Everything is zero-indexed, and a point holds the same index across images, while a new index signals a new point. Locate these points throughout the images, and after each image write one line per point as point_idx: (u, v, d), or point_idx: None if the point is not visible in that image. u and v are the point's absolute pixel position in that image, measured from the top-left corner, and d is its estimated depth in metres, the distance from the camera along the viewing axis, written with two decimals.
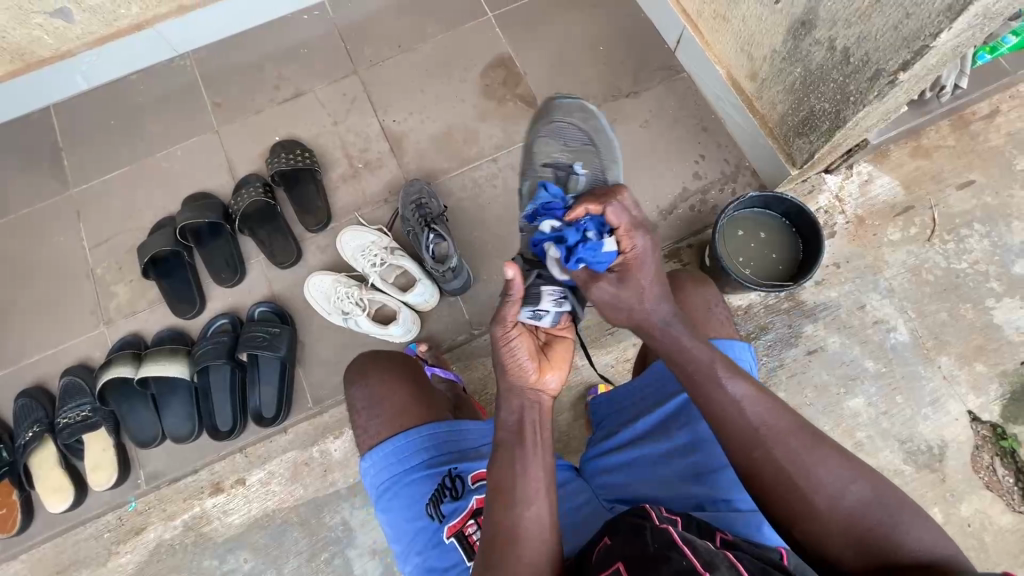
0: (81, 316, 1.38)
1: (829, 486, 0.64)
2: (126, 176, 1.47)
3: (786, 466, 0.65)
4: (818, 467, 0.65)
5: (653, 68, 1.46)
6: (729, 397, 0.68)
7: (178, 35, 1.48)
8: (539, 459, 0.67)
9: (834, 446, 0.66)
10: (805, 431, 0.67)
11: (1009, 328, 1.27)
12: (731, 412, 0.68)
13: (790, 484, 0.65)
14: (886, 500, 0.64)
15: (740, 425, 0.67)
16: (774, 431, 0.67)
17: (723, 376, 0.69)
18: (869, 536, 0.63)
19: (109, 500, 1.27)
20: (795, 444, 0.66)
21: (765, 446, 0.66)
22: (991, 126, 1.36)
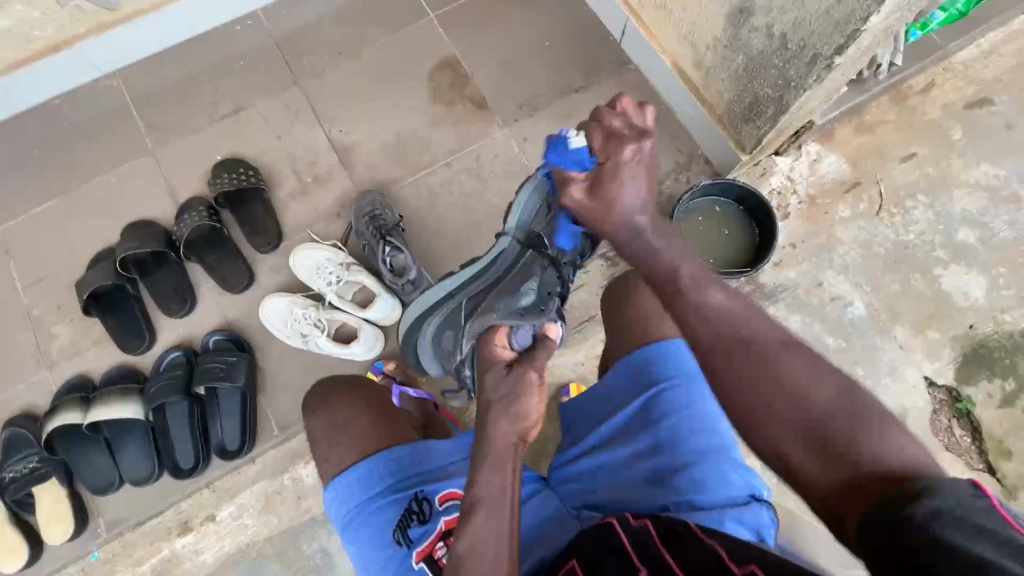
0: (21, 361, 1.30)
1: (794, 381, 0.62)
2: (56, 208, 1.38)
3: (754, 387, 0.64)
4: (789, 373, 0.63)
5: (601, 61, 1.45)
6: (698, 301, 0.69)
7: (101, 54, 1.39)
8: (503, 514, 0.66)
9: (803, 351, 0.65)
10: (785, 345, 0.65)
11: (957, 294, 1.31)
12: (695, 312, 0.69)
13: (750, 400, 0.64)
14: (852, 404, 0.60)
15: (706, 331, 0.68)
16: (750, 339, 0.66)
17: (703, 283, 0.70)
18: (841, 450, 0.58)
19: (70, 552, 1.21)
20: (761, 348, 0.65)
21: (719, 354, 0.67)
22: (928, 100, 1.40)
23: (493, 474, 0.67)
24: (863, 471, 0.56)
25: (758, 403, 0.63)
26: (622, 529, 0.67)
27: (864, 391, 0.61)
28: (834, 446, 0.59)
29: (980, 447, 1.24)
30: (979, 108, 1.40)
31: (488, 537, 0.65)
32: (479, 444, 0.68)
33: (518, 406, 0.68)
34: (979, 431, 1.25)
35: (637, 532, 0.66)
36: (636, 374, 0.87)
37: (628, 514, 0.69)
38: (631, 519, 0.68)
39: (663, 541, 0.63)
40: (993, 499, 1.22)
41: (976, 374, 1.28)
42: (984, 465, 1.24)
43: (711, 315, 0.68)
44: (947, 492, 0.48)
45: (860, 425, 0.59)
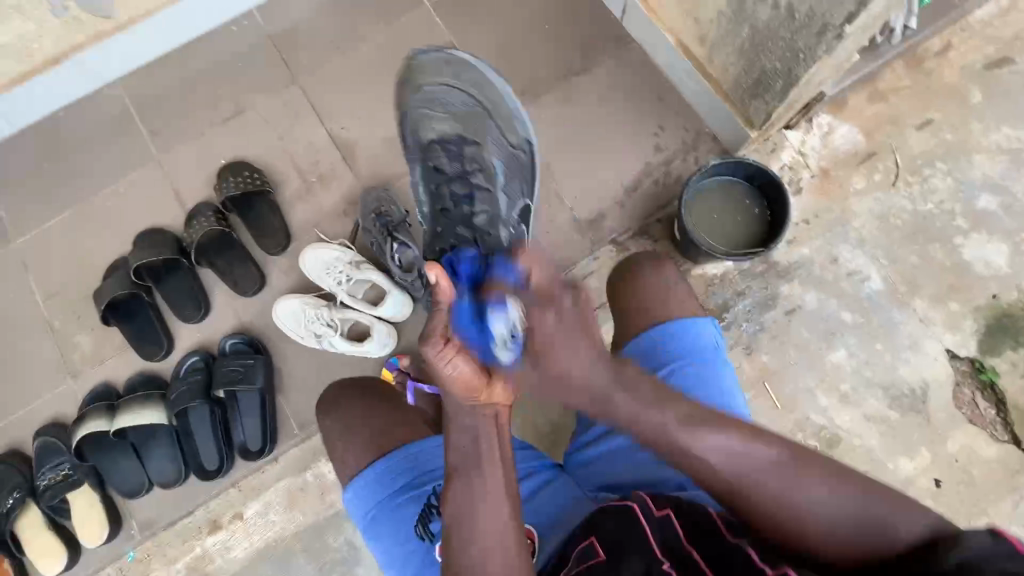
0: (46, 372, 1.33)
1: (810, 499, 0.62)
2: (68, 221, 1.40)
3: (766, 496, 0.63)
4: (813, 495, 0.62)
5: (602, 41, 1.42)
6: (703, 455, 0.65)
7: (99, 64, 1.40)
8: (495, 490, 0.67)
9: (819, 463, 0.64)
10: (786, 460, 0.64)
11: (978, 263, 1.28)
12: (707, 473, 0.65)
13: (787, 518, 0.62)
14: (872, 504, 0.61)
15: (718, 477, 0.65)
16: (759, 476, 0.64)
17: (701, 429, 0.66)
18: (868, 547, 0.60)
19: (107, 553, 1.25)
20: (773, 484, 0.63)
21: (744, 489, 0.64)
22: (945, 62, 1.35)
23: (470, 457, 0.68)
24: (848, 554, 0.61)
25: (782, 512, 0.62)
26: (647, 519, 0.66)
27: (878, 485, 0.63)
28: (869, 550, 0.60)
29: (1005, 419, 1.22)
30: (999, 69, 1.34)
31: (474, 513, 0.65)
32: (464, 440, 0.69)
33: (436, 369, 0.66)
34: (1004, 402, 1.23)
35: (662, 524, 0.65)
36: (648, 352, 0.89)
37: (652, 502, 0.68)
38: (654, 508, 0.67)
39: (689, 540, 0.63)
40: (1019, 470, 1.20)
41: (999, 344, 1.25)
42: (1009, 437, 1.21)
43: (722, 464, 0.65)
44: (975, 546, 0.51)
45: (880, 522, 0.60)
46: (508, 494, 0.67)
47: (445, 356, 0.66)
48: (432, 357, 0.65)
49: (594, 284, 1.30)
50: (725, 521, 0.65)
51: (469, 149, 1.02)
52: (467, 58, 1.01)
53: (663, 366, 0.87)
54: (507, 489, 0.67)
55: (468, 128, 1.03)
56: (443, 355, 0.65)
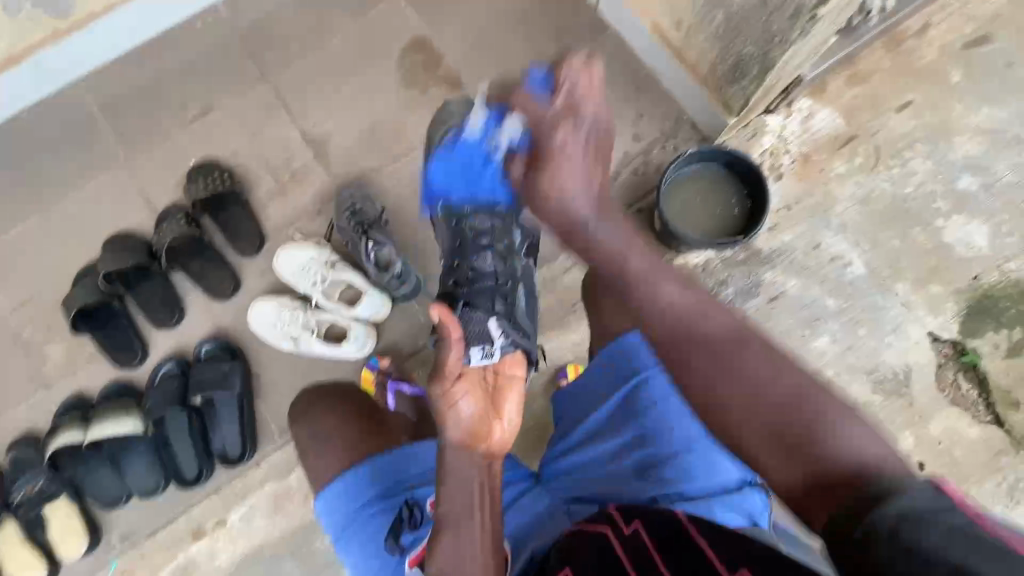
0: (18, 384, 1.30)
1: (757, 375, 0.66)
2: (34, 228, 1.36)
3: (714, 350, 0.70)
4: (751, 365, 0.67)
5: (578, 28, 1.39)
6: (652, 292, 0.76)
7: (60, 64, 1.35)
8: (478, 542, 0.67)
9: (775, 353, 0.68)
10: (741, 330, 0.71)
11: (959, 245, 1.27)
12: (648, 302, 0.77)
13: (738, 397, 0.67)
14: (819, 399, 0.64)
15: (664, 316, 0.75)
16: (715, 338, 0.71)
17: (657, 278, 0.77)
18: (797, 438, 0.63)
19: (89, 565, 1.23)
20: (723, 347, 0.70)
21: (691, 357, 0.72)
22: (924, 42, 1.33)
23: (457, 499, 0.67)
24: (787, 439, 0.63)
25: (702, 390, 0.69)
26: (618, 539, 0.64)
27: (833, 399, 0.64)
28: (790, 437, 0.63)
29: (988, 400, 1.22)
30: (978, 47, 1.33)
31: (461, 563, 0.66)
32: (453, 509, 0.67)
33: (442, 407, 0.67)
34: (986, 383, 1.23)
35: (631, 538, 0.64)
36: (618, 361, 0.83)
37: (621, 519, 0.66)
38: (624, 525, 0.65)
39: (657, 549, 0.61)
40: (1002, 450, 1.20)
41: (981, 325, 1.25)
42: (992, 418, 1.22)
43: (671, 309, 0.75)
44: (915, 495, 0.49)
45: (820, 421, 0.63)
46: (491, 537, 0.68)
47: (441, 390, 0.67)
48: (437, 384, 0.67)
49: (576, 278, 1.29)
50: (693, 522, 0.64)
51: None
52: (488, 91, 1.06)
53: (642, 371, 0.81)
54: (488, 538, 0.67)
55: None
56: (444, 387, 0.67)
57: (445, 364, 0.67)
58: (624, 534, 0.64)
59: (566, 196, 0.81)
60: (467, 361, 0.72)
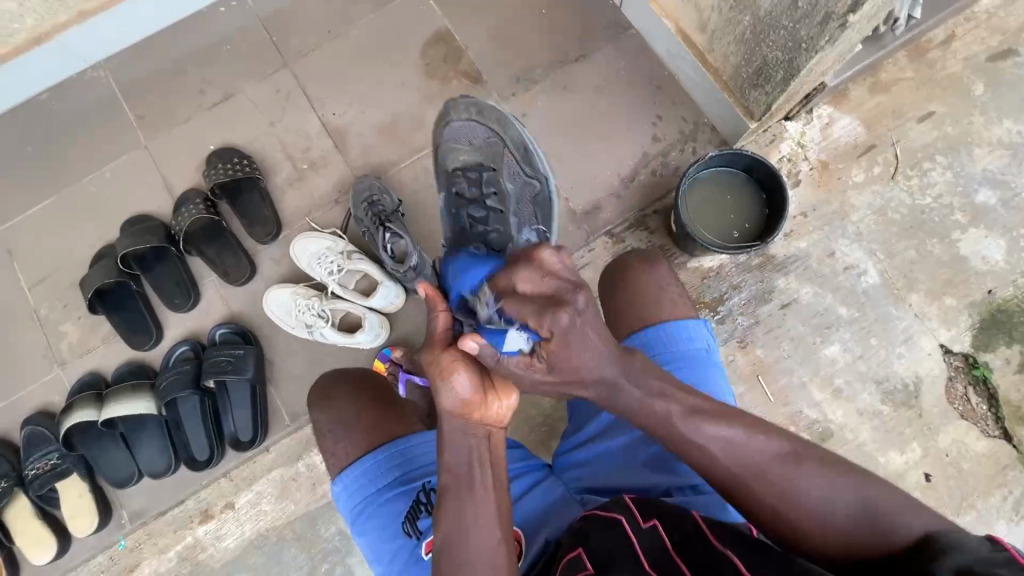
0: (34, 361, 1.32)
1: (816, 501, 0.63)
2: (53, 207, 1.37)
3: (770, 497, 0.64)
4: (807, 484, 0.63)
5: (600, 28, 1.39)
6: (699, 448, 0.66)
7: (84, 45, 1.36)
8: (482, 510, 0.66)
9: (812, 457, 0.65)
10: (786, 454, 0.65)
11: (975, 258, 1.27)
12: (705, 460, 0.66)
13: (803, 525, 0.63)
14: (873, 496, 0.62)
15: (718, 466, 0.66)
16: (769, 474, 0.64)
17: (693, 418, 0.66)
18: (873, 555, 0.60)
19: (96, 543, 1.25)
20: (772, 471, 0.64)
21: (746, 485, 0.65)
22: (948, 53, 1.32)
23: (460, 475, 0.67)
24: (847, 545, 0.62)
25: (776, 517, 0.64)
26: (634, 531, 0.65)
27: (879, 487, 0.63)
28: (865, 555, 0.60)
29: (997, 414, 1.22)
30: (1002, 60, 1.32)
31: (466, 531, 0.66)
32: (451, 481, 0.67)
33: (438, 378, 0.65)
34: (996, 398, 1.23)
35: (649, 536, 0.64)
36: None
37: (638, 512, 0.67)
38: (641, 518, 0.66)
39: (676, 548, 0.63)
40: (1009, 465, 1.20)
41: (993, 340, 1.24)
42: (1000, 432, 1.22)
43: (726, 462, 0.65)
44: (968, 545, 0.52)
45: (883, 523, 0.61)
46: (497, 507, 0.67)
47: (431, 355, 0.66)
48: (430, 349, 0.66)
49: (589, 276, 1.30)
50: (710, 525, 0.64)
51: (487, 174, 1.06)
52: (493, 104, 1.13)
53: None
54: (496, 506, 0.67)
55: (488, 158, 1.09)
56: (439, 355, 0.65)
57: (437, 334, 0.67)
58: (641, 528, 0.65)
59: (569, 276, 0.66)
60: (462, 329, 0.68)
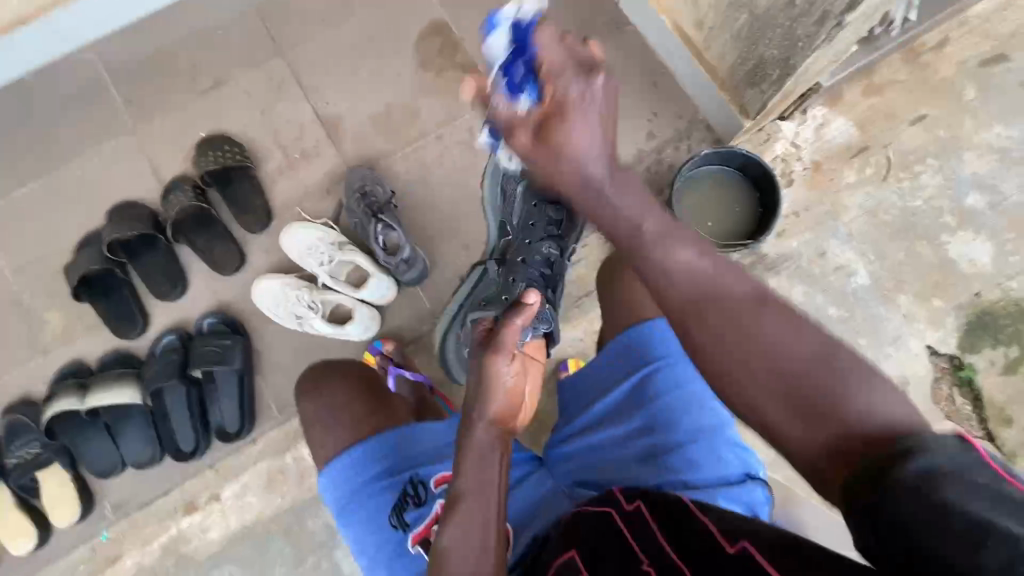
0: (15, 348, 1.29)
1: (770, 340, 0.57)
2: (37, 192, 1.34)
3: (727, 337, 0.59)
4: (767, 330, 0.58)
5: (597, 23, 1.38)
6: (664, 254, 0.62)
7: (70, 28, 1.32)
8: (488, 505, 0.65)
9: (781, 306, 0.60)
10: (761, 300, 0.60)
11: (963, 261, 1.28)
12: (660, 277, 0.62)
13: (765, 374, 0.57)
14: (836, 359, 0.56)
15: (673, 292, 0.62)
16: (732, 307, 0.60)
17: (661, 236, 0.63)
18: (815, 397, 0.55)
19: (78, 534, 1.23)
20: (730, 314, 0.60)
21: (702, 343, 0.61)
22: (941, 57, 1.33)
23: (470, 476, 0.65)
24: (800, 400, 0.55)
25: (736, 362, 0.58)
26: (619, 515, 0.66)
27: (841, 348, 0.57)
28: (807, 392, 0.55)
29: (981, 415, 1.24)
30: (994, 66, 1.33)
31: (469, 538, 0.64)
32: (465, 488, 0.65)
33: (489, 371, 0.66)
34: (980, 399, 1.25)
35: (630, 513, 0.65)
36: (635, 349, 0.85)
37: (623, 498, 0.68)
38: (626, 503, 0.67)
39: (656, 521, 0.63)
40: None
41: (979, 342, 1.26)
42: (984, 433, 1.23)
43: (679, 280, 0.62)
44: (940, 453, 0.46)
45: (842, 384, 0.54)
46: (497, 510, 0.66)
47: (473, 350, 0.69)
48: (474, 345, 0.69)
49: (582, 272, 1.30)
50: (692, 500, 0.64)
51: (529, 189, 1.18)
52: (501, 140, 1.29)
53: (652, 364, 0.83)
54: (497, 508, 0.65)
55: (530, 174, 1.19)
56: (489, 350, 0.67)
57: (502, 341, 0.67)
58: (626, 514, 0.66)
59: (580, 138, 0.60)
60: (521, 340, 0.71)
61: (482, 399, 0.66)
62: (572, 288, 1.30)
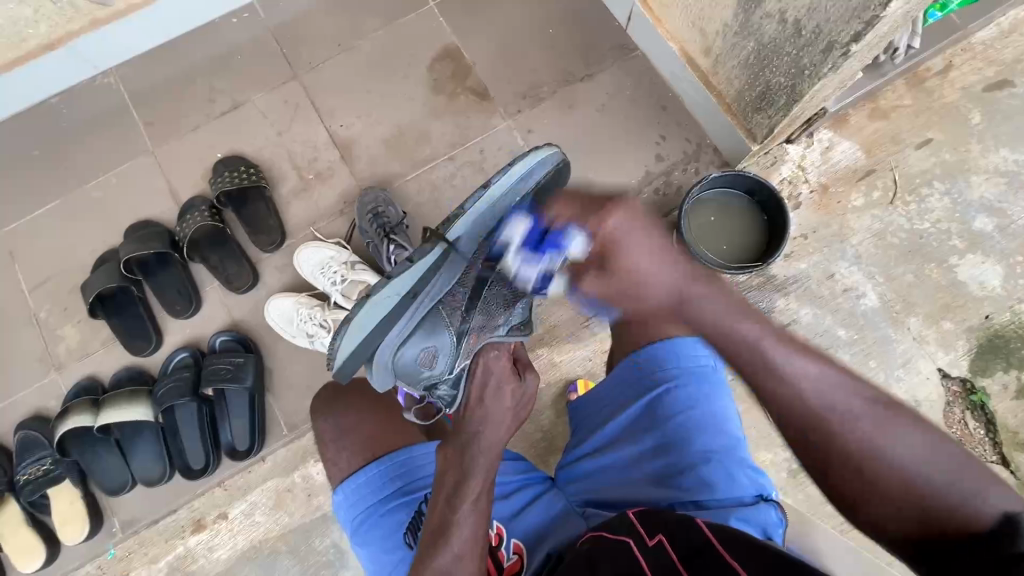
0: (30, 364, 1.31)
1: (900, 455, 0.55)
2: (56, 210, 1.37)
3: (851, 444, 0.56)
4: (900, 446, 0.55)
5: (605, 48, 1.42)
6: (787, 370, 0.59)
7: (96, 51, 1.37)
8: (477, 517, 0.69)
9: (908, 416, 0.57)
10: (884, 406, 0.57)
11: (972, 283, 1.29)
12: (791, 399, 0.59)
13: (859, 480, 0.56)
14: (966, 475, 0.53)
15: (797, 405, 0.58)
16: (848, 412, 0.57)
17: (778, 350, 0.60)
18: (945, 513, 0.52)
19: (86, 552, 1.23)
20: (864, 425, 0.57)
21: (824, 428, 0.57)
22: (946, 82, 1.35)
23: (469, 503, 0.69)
24: (913, 508, 0.54)
25: (854, 469, 0.56)
26: (640, 550, 0.64)
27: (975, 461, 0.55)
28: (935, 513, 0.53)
29: (995, 439, 1.23)
30: (998, 91, 1.35)
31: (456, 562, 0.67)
32: (453, 492, 0.70)
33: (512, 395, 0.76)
34: (993, 422, 1.24)
35: (656, 552, 0.63)
36: (646, 370, 0.85)
37: (643, 531, 0.66)
38: (647, 537, 0.65)
39: (684, 564, 0.61)
40: None
41: (991, 364, 1.25)
42: (998, 457, 1.22)
43: (804, 388, 0.58)
44: None
45: (970, 490, 0.53)
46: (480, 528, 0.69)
47: (480, 387, 0.76)
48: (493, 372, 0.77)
49: None
50: (720, 538, 0.62)
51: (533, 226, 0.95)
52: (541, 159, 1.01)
53: (662, 385, 0.83)
54: (479, 526, 0.69)
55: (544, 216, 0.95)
56: (508, 383, 0.76)
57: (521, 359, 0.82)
58: (648, 545, 0.64)
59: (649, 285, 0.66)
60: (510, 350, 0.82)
61: (509, 422, 0.75)
62: None
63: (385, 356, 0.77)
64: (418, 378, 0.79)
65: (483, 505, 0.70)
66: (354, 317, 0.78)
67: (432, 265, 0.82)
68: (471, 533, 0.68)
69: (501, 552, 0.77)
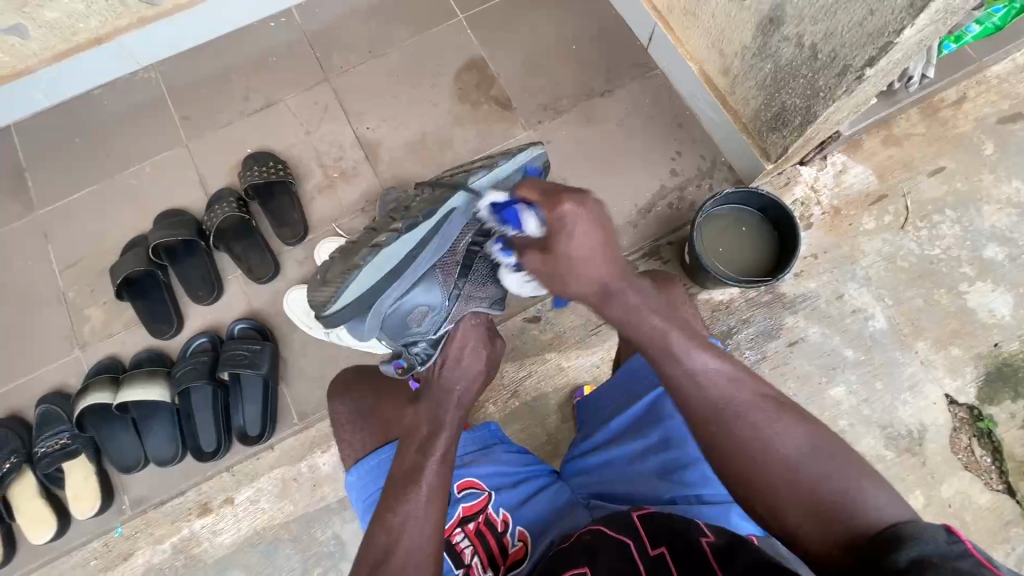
0: (55, 341, 1.35)
1: (791, 451, 0.64)
2: (91, 195, 1.43)
3: (744, 439, 0.65)
4: (779, 439, 0.64)
5: (626, 66, 1.46)
6: (690, 370, 0.69)
7: (140, 47, 1.44)
8: (441, 471, 0.75)
9: (789, 411, 0.67)
10: (770, 403, 0.67)
11: (982, 311, 1.29)
12: (691, 386, 0.69)
13: (750, 470, 0.65)
14: (837, 465, 0.62)
15: (699, 397, 0.68)
16: (744, 407, 0.66)
17: (691, 349, 0.70)
18: (824, 503, 0.61)
19: (93, 528, 1.25)
20: (755, 417, 0.66)
21: (722, 424, 0.67)
22: (959, 113, 1.38)
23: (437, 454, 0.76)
24: (802, 500, 0.62)
25: (752, 467, 0.64)
26: (640, 556, 0.66)
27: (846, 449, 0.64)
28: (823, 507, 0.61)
29: (1002, 468, 1.22)
30: (1012, 124, 1.37)
31: (416, 517, 0.71)
32: (423, 438, 0.78)
33: (484, 360, 0.86)
34: (1000, 451, 1.23)
35: (654, 561, 0.65)
36: (650, 368, 0.86)
37: (646, 539, 0.67)
38: (649, 547, 0.66)
39: None
40: (1012, 521, 1.19)
41: (999, 393, 1.25)
42: (1004, 487, 1.21)
43: (711, 386, 0.68)
44: (924, 543, 0.51)
45: (847, 488, 0.61)
46: (439, 483, 0.75)
47: (461, 344, 0.86)
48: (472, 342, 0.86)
49: None
50: (717, 555, 0.62)
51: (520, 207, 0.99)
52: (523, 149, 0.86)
53: (660, 385, 0.84)
54: (438, 484, 0.74)
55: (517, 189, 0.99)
56: (482, 346, 0.87)
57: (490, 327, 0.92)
58: (648, 555, 0.66)
59: (585, 272, 0.69)
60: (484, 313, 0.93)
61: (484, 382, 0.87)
62: (590, 314, 1.33)
63: (386, 307, 0.78)
64: (398, 330, 0.84)
65: (448, 458, 0.77)
66: (369, 261, 0.71)
67: (437, 226, 0.78)
68: (434, 480, 0.74)
69: (506, 538, 0.80)
